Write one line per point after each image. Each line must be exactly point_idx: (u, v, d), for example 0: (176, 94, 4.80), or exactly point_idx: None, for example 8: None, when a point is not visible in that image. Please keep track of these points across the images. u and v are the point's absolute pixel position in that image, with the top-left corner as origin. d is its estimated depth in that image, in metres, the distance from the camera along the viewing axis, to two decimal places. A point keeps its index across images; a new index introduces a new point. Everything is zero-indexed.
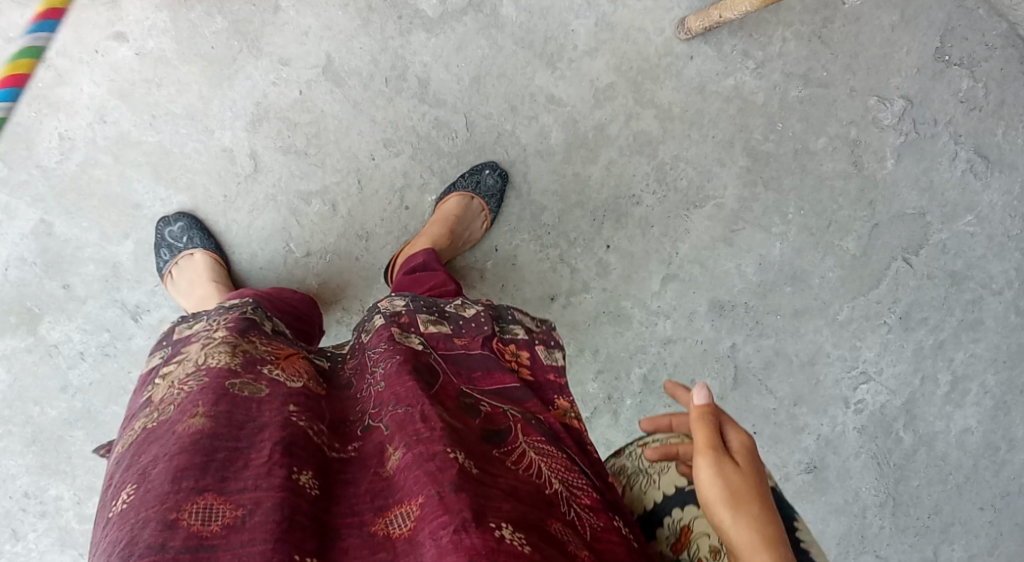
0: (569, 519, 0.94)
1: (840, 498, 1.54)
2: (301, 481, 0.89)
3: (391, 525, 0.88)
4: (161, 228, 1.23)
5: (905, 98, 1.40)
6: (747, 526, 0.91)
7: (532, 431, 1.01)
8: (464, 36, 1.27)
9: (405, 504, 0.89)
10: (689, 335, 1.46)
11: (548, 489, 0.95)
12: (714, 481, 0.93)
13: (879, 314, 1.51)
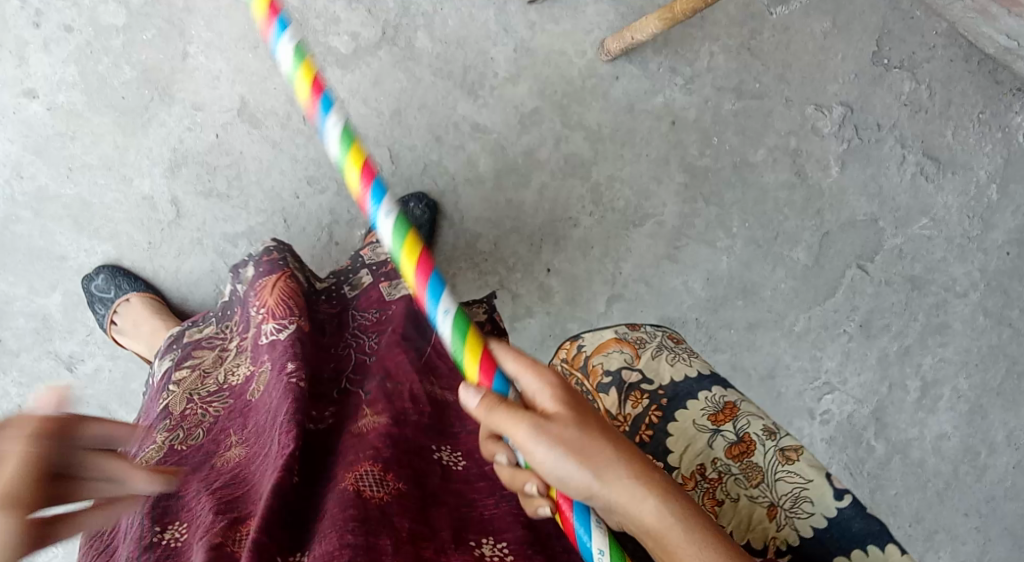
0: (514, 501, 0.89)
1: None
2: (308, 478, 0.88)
3: (362, 483, 0.85)
4: (87, 285, 1.23)
5: (845, 104, 1.38)
6: (649, 496, 0.79)
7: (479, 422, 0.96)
8: (383, 70, 1.28)
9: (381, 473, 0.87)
10: None
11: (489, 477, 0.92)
12: (607, 463, 0.79)
13: (838, 324, 1.42)
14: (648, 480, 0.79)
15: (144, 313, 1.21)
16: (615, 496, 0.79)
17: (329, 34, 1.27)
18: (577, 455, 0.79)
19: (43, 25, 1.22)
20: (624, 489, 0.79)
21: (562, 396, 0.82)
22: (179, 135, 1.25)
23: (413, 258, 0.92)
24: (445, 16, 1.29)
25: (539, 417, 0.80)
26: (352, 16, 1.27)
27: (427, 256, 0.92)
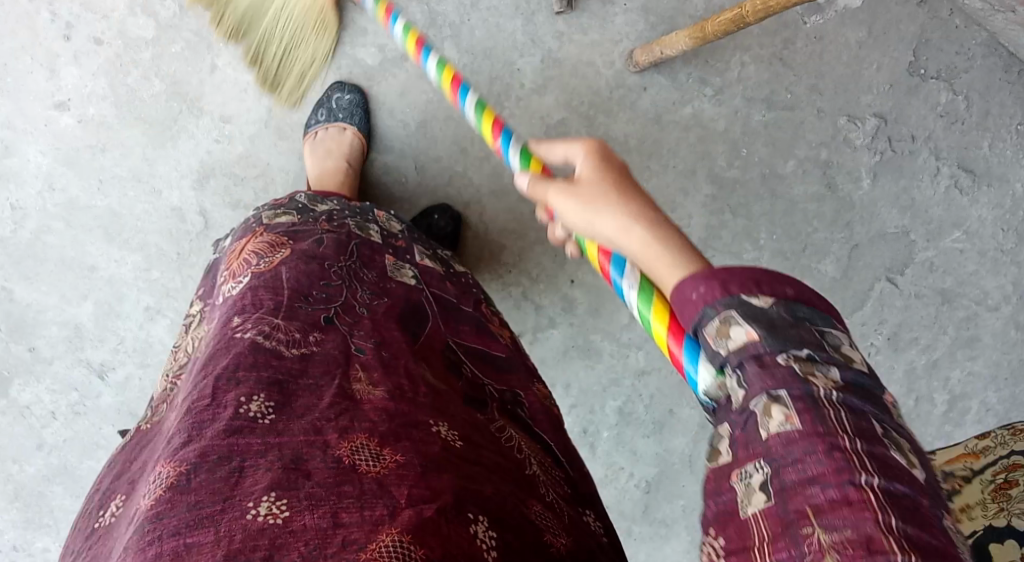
0: (548, 501, 0.92)
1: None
2: (252, 410, 0.85)
3: (357, 456, 0.85)
4: (335, 91, 1.26)
5: (878, 116, 1.36)
6: (631, 233, 0.83)
7: (507, 415, 1.00)
8: (410, 81, 1.28)
9: (359, 439, 0.86)
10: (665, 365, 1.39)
11: (527, 469, 0.94)
12: (604, 211, 0.85)
13: (866, 336, 1.41)
14: (654, 227, 0.83)
15: (336, 142, 1.24)
16: (630, 258, 0.84)
17: (356, 47, 1.27)
18: (592, 205, 0.85)
19: (73, 38, 1.23)
20: (638, 234, 0.83)
21: (599, 156, 0.88)
22: (206, 150, 1.25)
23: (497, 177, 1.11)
24: (473, 26, 1.30)
25: (565, 183, 0.88)
26: (380, 28, 1.27)
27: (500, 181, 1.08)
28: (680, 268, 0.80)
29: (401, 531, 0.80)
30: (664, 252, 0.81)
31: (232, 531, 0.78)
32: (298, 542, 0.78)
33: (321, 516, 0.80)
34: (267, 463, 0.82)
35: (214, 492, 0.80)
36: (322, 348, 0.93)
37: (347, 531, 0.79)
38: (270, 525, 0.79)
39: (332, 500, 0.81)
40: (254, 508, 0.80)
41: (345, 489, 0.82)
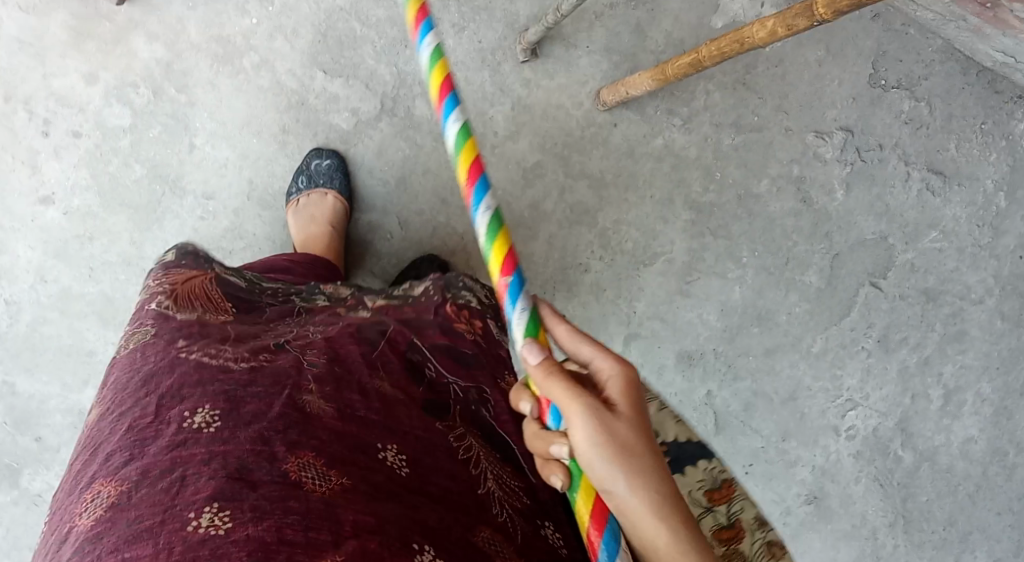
0: (501, 522, 0.89)
1: (849, 525, 1.45)
2: (197, 421, 0.86)
3: (304, 473, 0.84)
4: (312, 158, 1.28)
5: (845, 129, 1.39)
6: (661, 515, 0.82)
7: (470, 420, 0.96)
8: (386, 141, 1.31)
9: (307, 455, 0.85)
10: (662, 389, 1.42)
11: (481, 488, 0.91)
12: (621, 488, 0.82)
13: (856, 341, 1.43)
14: (643, 464, 0.82)
15: (323, 213, 1.26)
16: (627, 509, 0.82)
17: (330, 113, 1.30)
18: (614, 461, 0.81)
19: (52, 134, 1.27)
20: (640, 469, 0.82)
21: (628, 390, 0.83)
22: (191, 227, 1.28)
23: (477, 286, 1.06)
24: None
25: (596, 406, 0.81)
26: (351, 93, 1.29)
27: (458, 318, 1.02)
28: (679, 553, 0.81)
29: (342, 557, 0.79)
30: (642, 467, 0.82)
31: (172, 543, 0.79)
32: (238, 552, 0.79)
33: (263, 530, 0.80)
34: (212, 476, 0.82)
35: (155, 502, 0.82)
36: (271, 363, 0.92)
37: (286, 550, 0.79)
38: (211, 536, 0.79)
39: (275, 517, 0.81)
40: (196, 520, 0.80)
41: (290, 504, 0.81)
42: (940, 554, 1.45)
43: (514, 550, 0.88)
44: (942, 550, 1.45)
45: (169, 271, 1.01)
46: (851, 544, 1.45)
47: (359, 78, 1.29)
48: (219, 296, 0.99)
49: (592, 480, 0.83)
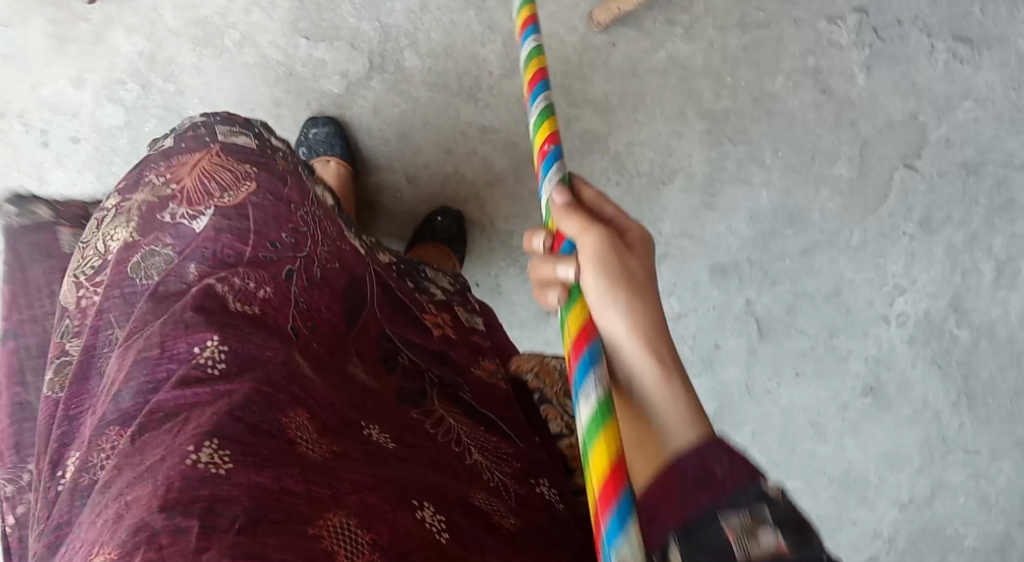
0: (492, 486, 0.97)
1: (909, 410, 1.43)
2: (204, 358, 0.87)
3: (298, 434, 0.85)
4: (309, 128, 1.27)
5: (858, 10, 1.34)
6: (670, 384, 0.80)
7: (449, 400, 1.05)
8: (380, 98, 1.28)
9: (298, 416, 0.86)
10: (700, 305, 1.42)
11: (469, 457, 0.99)
12: (622, 316, 0.82)
13: (896, 228, 1.38)
14: (655, 329, 0.82)
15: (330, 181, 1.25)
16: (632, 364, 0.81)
17: (320, 78, 1.28)
18: (618, 284, 0.82)
19: (52, 142, 1.29)
20: (649, 321, 0.82)
21: (646, 251, 0.85)
22: None
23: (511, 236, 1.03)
24: (429, 29, 1.27)
25: (613, 242, 0.83)
26: (337, 55, 1.27)
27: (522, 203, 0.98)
28: (690, 431, 0.77)
29: (346, 514, 0.81)
30: (658, 335, 0.82)
31: (170, 480, 0.78)
32: (241, 496, 0.78)
33: (267, 477, 0.80)
34: (218, 412, 0.83)
35: (159, 446, 0.81)
36: (265, 314, 0.95)
37: (292, 503, 0.80)
38: (212, 474, 0.79)
39: (277, 466, 0.81)
40: (194, 454, 0.80)
41: (292, 459, 0.82)
42: (1010, 425, 1.43)
43: (515, 509, 0.96)
44: (1010, 422, 1.43)
45: (173, 158, 1.06)
46: (914, 429, 1.44)
47: (342, 39, 1.27)
48: (233, 177, 1.03)
49: (586, 321, 0.82)
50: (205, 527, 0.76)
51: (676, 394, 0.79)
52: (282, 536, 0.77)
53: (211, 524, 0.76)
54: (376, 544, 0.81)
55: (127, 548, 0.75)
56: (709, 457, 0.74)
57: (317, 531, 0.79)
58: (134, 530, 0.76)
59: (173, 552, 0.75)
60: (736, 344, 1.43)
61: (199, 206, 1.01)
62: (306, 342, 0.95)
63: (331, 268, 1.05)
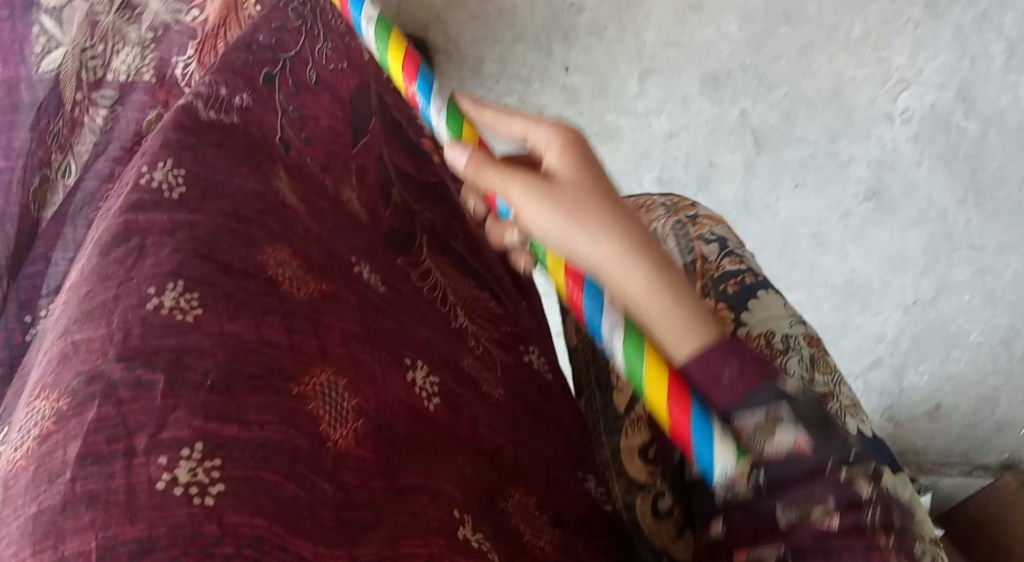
0: (478, 352, 0.92)
1: (914, 212, 1.43)
2: (159, 182, 0.78)
3: (281, 272, 0.78)
4: None
5: None
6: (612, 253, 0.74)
7: (434, 245, 0.99)
8: None
9: (279, 251, 0.79)
10: (691, 121, 1.40)
11: (453, 321, 0.92)
12: (592, 243, 0.75)
13: (900, 15, 1.28)
14: (649, 282, 0.74)
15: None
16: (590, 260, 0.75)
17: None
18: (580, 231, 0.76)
19: None
20: (631, 268, 0.74)
21: (570, 147, 0.78)
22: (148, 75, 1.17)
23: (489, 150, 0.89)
24: None
25: (538, 181, 0.76)
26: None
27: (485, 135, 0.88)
28: (692, 338, 0.74)
29: (333, 371, 0.75)
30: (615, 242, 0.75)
31: (126, 326, 0.71)
32: (215, 348, 0.71)
33: (242, 326, 0.73)
34: (174, 247, 0.75)
35: (108, 278, 0.73)
36: (243, 126, 0.87)
37: (274, 356, 0.73)
38: (177, 321, 0.72)
39: (255, 314, 0.74)
40: (158, 298, 0.72)
41: (270, 301, 0.76)
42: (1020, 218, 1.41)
43: (501, 379, 0.92)
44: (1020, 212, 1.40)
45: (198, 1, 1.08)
46: (919, 230, 1.46)
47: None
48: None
49: (569, 264, 0.78)
50: (172, 383, 0.69)
51: (650, 275, 0.74)
52: (263, 397, 0.71)
53: (177, 380, 0.69)
54: (361, 410, 0.75)
55: (82, 399, 0.68)
56: (714, 362, 0.74)
57: (300, 391, 0.73)
58: (88, 379, 0.69)
59: (134, 411, 0.68)
60: (732, 159, 1.42)
61: (211, 59, 1.05)
62: (289, 163, 0.88)
63: (326, 74, 1.00)
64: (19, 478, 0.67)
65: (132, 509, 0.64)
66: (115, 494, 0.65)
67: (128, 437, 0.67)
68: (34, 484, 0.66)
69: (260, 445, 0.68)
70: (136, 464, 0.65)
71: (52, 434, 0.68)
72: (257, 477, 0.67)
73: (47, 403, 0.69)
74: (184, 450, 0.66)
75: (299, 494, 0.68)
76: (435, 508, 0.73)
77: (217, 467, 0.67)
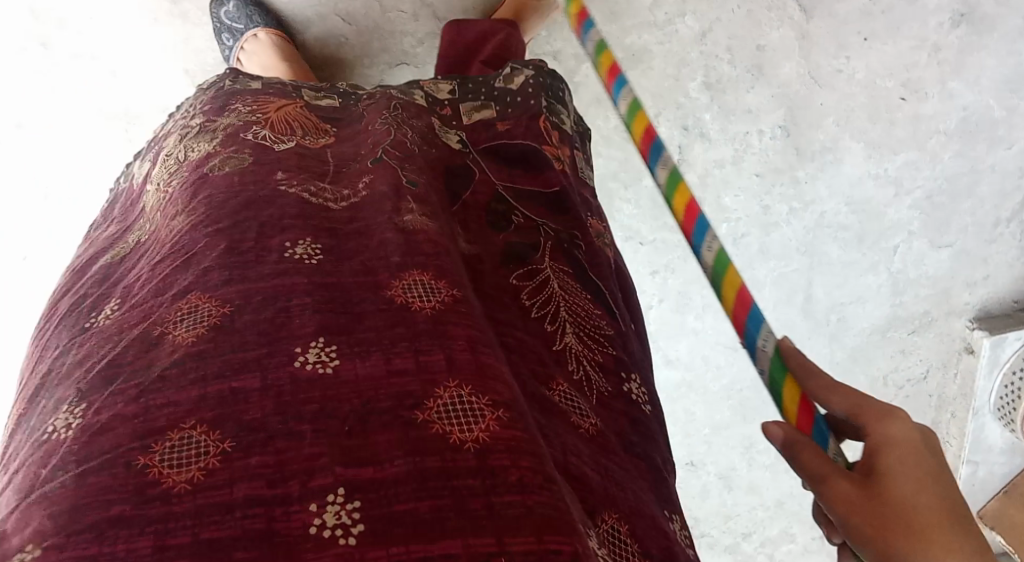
0: (577, 378, 0.88)
1: (1020, 18, 1.29)
2: (393, 294, 0.78)
3: (412, 296, 0.78)
4: (216, 10, 1.18)
5: None
6: (912, 471, 0.77)
7: (562, 258, 0.96)
8: None
9: (413, 283, 0.79)
10: (722, 11, 1.20)
11: (558, 344, 0.90)
12: (899, 475, 0.77)
13: None
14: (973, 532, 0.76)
15: (266, 52, 1.16)
16: (859, 406, 0.81)
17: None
18: (881, 535, 0.76)
19: None
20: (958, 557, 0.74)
21: (914, 456, 0.77)
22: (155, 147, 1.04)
23: (642, 130, 0.96)
24: None
25: (873, 449, 0.79)
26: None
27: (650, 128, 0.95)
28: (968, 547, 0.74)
29: (462, 384, 0.73)
30: (879, 413, 0.80)
31: (281, 380, 0.71)
32: (349, 394, 0.71)
33: (375, 365, 0.73)
34: (317, 312, 0.75)
35: (261, 333, 0.74)
36: (362, 204, 0.87)
37: (403, 384, 0.72)
38: (322, 375, 0.72)
39: (385, 347, 0.74)
40: (303, 355, 0.73)
41: (398, 331, 0.76)
42: None
43: (594, 409, 0.87)
44: None
45: (258, 95, 0.98)
46: None
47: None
48: (312, 122, 0.97)
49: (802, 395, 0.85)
50: (318, 432, 0.69)
51: (932, 489, 0.76)
52: (392, 432, 0.70)
53: (323, 428, 0.70)
54: (497, 404, 0.73)
55: (243, 444, 0.68)
56: None
57: (425, 417, 0.71)
58: (248, 428, 0.69)
59: (291, 458, 0.68)
60: (781, 36, 1.22)
61: (280, 130, 0.94)
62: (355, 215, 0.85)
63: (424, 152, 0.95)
64: (185, 506, 0.66)
65: (295, 555, 0.65)
66: (280, 536, 0.65)
67: (285, 485, 0.67)
68: (208, 511, 0.66)
69: (390, 481, 0.68)
70: (292, 511, 0.66)
71: (218, 472, 0.67)
72: (396, 512, 0.67)
73: (207, 442, 0.68)
74: (329, 496, 0.67)
75: (441, 510, 0.67)
76: (549, 496, 0.70)
77: (358, 509, 0.67)
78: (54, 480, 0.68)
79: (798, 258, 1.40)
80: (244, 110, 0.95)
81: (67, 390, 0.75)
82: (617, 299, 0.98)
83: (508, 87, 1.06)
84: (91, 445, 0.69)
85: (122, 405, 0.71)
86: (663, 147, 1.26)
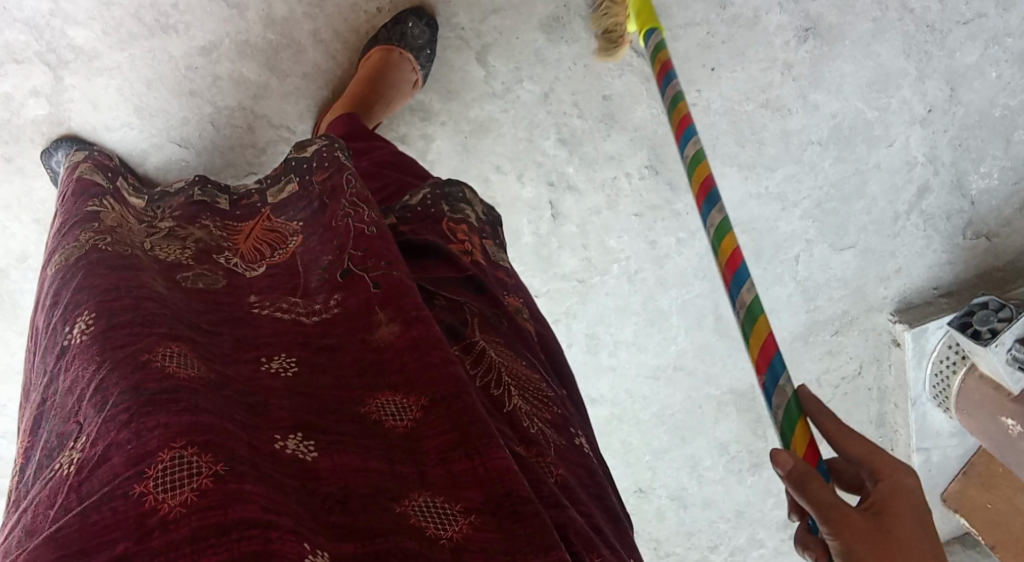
0: (532, 432, 0.87)
1: (869, 23, 1.31)
2: (290, 446, 0.76)
3: (387, 415, 0.82)
4: (47, 160, 1.22)
5: None
6: (910, 514, 0.87)
7: (488, 328, 0.94)
8: (87, 90, 1.22)
9: (390, 395, 0.83)
10: (558, 71, 1.25)
11: (507, 405, 0.88)
12: (899, 513, 0.87)
13: None
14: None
15: None
16: (875, 459, 0.90)
17: (19, 110, 1.21)
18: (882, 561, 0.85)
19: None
20: None
21: (913, 505, 0.88)
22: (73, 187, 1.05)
23: (700, 181, 1.05)
24: None
25: (883, 489, 0.88)
26: (14, 78, 1.19)
27: (709, 178, 1.04)
28: None
29: (430, 494, 0.77)
30: (891, 464, 0.90)
31: (260, 442, 0.75)
32: (333, 480, 0.75)
33: (335, 460, 0.77)
34: (291, 408, 0.80)
35: (245, 411, 0.77)
36: (342, 307, 0.90)
37: (379, 478, 0.77)
38: (298, 457, 0.76)
39: (360, 450, 0.78)
40: (281, 440, 0.76)
41: (367, 439, 0.79)
42: None
43: (557, 460, 0.86)
44: None
45: (229, 219, 1.02)
46: (887, 39, 1.32)
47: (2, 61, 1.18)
48: (280, 239, 1.00)
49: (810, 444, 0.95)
50: (303, 497, 0.72)
51: (924, 530, 0.87)
52: (374, 514, 0.74)
53: (306, 502, 0.72)
54: (468, 509, 0.77)
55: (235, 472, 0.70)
56: None
57: (402, 509, 0.75)
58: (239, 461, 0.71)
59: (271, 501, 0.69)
60: (626, 82, 1.27)
61: (253, 257, 0.98)
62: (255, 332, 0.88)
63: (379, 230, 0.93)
64: (180, 527, 0.66)
65: None
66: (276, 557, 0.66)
67: (262, 526, 0.67)
68: (202, 532, 0.66)
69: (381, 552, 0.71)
70: (288, 533, 0.67)
71: (211, 490, 0.68)
72: None
73: (200, 463, 0.69)
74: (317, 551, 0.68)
75: None
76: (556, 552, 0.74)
77: None
78: (59, 521, 0.69)
79: (698, 283, 1.43)
80: (215, 229, 1.00)
81: (68, 428, 0.77)
82: (540, 359, 0.97)
83: (407, 205, 1.03)
84: (90, 481, 0.70)
85: (115, 434, 0.72)
86: (534, 204, 1.33)
